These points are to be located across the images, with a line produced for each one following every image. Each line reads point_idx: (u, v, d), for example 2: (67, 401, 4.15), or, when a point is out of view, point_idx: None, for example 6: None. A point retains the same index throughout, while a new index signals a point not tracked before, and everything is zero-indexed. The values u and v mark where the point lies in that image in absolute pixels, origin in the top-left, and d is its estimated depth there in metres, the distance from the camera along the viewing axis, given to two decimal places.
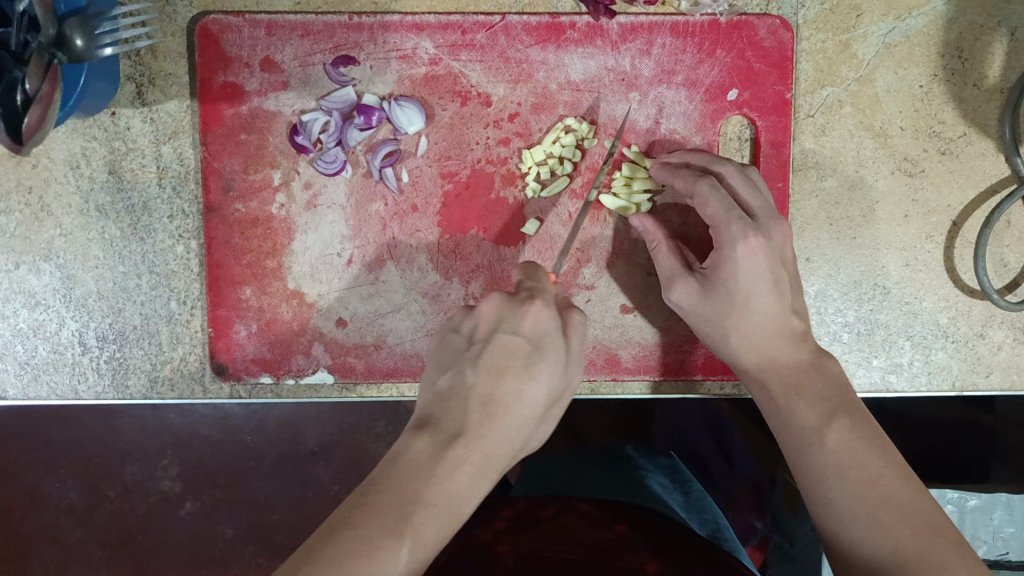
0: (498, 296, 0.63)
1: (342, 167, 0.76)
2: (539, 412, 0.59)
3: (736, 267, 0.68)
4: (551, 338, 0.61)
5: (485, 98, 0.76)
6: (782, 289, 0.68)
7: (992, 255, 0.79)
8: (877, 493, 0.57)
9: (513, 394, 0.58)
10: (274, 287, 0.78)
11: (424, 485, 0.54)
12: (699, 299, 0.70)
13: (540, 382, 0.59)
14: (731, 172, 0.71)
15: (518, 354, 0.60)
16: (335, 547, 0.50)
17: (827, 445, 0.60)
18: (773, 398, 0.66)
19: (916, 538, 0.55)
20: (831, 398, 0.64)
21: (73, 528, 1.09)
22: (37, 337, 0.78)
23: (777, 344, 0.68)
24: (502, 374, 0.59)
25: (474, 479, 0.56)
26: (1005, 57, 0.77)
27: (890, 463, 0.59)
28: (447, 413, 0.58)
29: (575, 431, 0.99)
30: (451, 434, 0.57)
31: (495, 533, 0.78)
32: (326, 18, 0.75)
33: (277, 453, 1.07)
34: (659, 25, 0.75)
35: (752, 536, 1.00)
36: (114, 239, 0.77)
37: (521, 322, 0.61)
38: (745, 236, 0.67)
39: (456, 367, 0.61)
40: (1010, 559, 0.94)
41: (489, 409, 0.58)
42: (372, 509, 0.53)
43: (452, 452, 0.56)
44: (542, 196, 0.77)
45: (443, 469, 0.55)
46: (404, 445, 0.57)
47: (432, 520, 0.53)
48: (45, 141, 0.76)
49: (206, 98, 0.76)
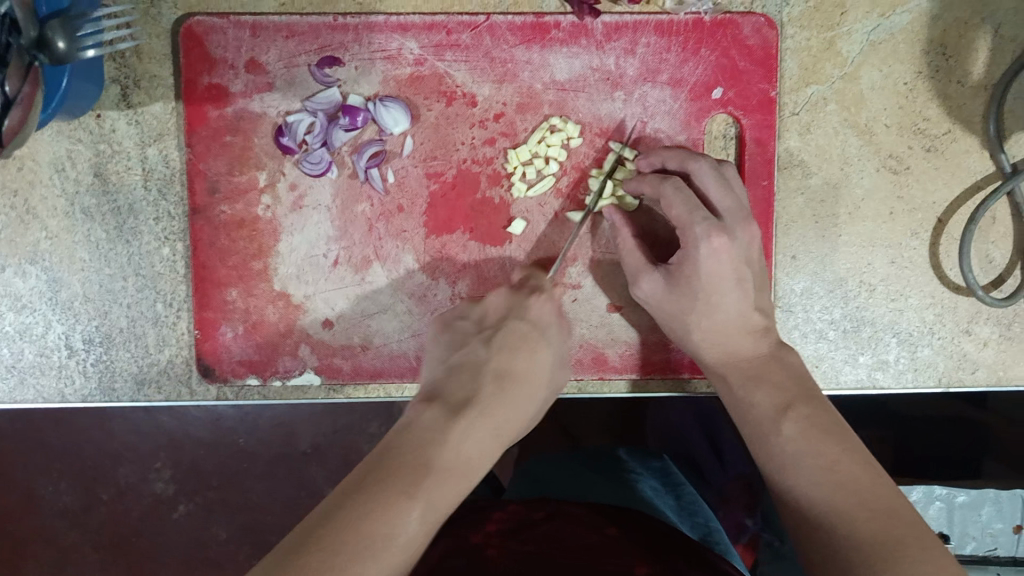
0: (505, 290, 0.71)
1: (327, 167, 0.76)
2: (542, 391, 0.66)
3: (699, 266, 0.69)
4: (553, 328, 0.69)
5: (470, 98, 0.76)
6: (746, 288, 0.69)
7: (977, 252, 0.79)
8: (832, 477, 0.58)
9: (522, 368, 0.64)
10: (260, 288, 0.78)
11: (438, 450, 0.55)
12: (664, 295, 0.71)
13: (543, 364, 0.66)
14: (703, 172, 0.71)
15: (528, 335, 0.67)
16: (351, 511, 0.49)
17: (784, 433, 0.62)
18: (732, 390, 0.68)
19: (872, 521, 0.55)
20: (788, 390, 0.65)
21: (67, 531, 1.08)
22: (24, 340, 0.78)
23: (737, 341, 0.70)
24: (514, 349, 0.65)
25: (485, 447, 0.58)
26: (989, 54, 0.77)
27: (847, 449, 0.60)
28: (458, 386, 0.61)
29: (572, 434, 1.01)
30: (463, 403, 0.60)
31: (487, 535, 0.77)
32: (311, 19, 0.75)
33: (271, 456, 1.07)
34: (644, 24, 0.76)
35: (743, 533, 1.00)
36: (100, 241, 0.77)
37: (529, 309, 0.69)
38: (707, 237, 0.68)
39: (467, 346, 0.66)
40: (998, 555, 0.94)
41: (501, 381, 0.62)
42: (388, 475, 0.52)
43: (463, 419, 0.58)
44: (529, 196, 0.77)
45: (457, 434, 0.56)
46: (414, 416, 0.58)
47: (445, 484, 0.53)
48: (30, 144, 0.76)
49: (191, 100, 0.76)
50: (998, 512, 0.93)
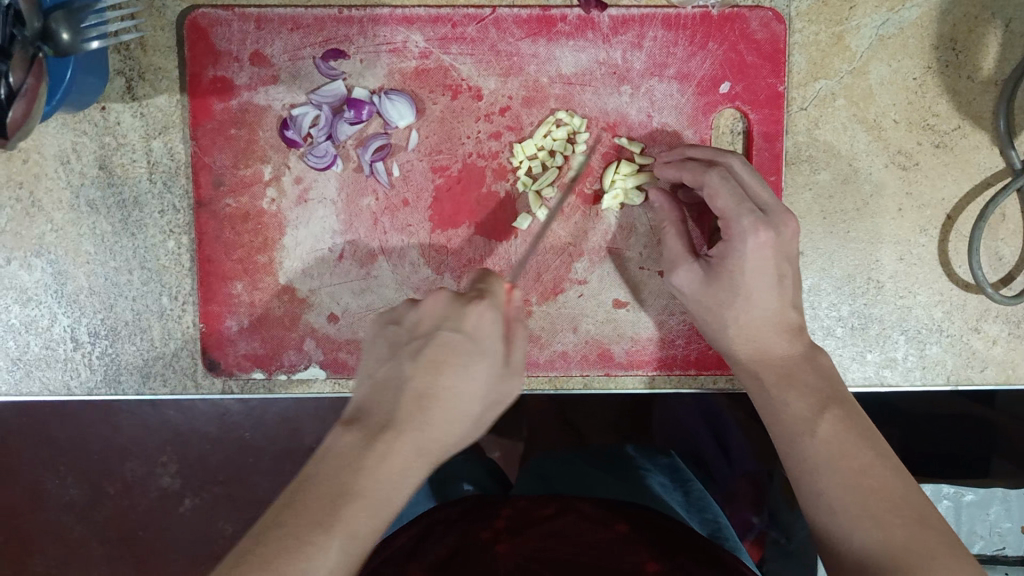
0: (444, 295, 0.60)
1: (332, 161, 0.76)
2: (475, 410, 0.57)
3: (744, 259, 0.68)
4: (492, 339, 0.58)
5: (476, 92, 0.75)
6: (784, 286, 0.68)
7: (987, 249, 0.78)
8: (866, 483, 0.57)
9: (450, 386, 0.56)
10: (265, 282, 0.77)
11: (353, 476, 0.52)
12: (701, 287, 0.71)
13: (477, 380, 0.57)
14: (738, 167, 0.70)
15: (458, 348, 0.57)
16: (264, 549, 0.47)
17: (817, 435, 0.60)
18: (765, 389, 0.66)
19: (906, 528, 0.54)
20: (822, 391, 0.64)
21: (73, 525, 1.09)
22: (29, 333, 0.78)
23: (772, 338, 0.68)
24: (440, 369, 0.56)
25: (404, 469, 0.53)
26: (999, 49, 0.76)
27: (880, 455, 0.59)
28: (381, 405, 0.56)
29: (578, 431, 0.99)
30: (381, 424, 0.55)
31: (494, 531, 0.77)
32: (316, 12, 0.75)
33: (277, 450, 1.06)
34: (650, 18, 0.75)
35: (749, 531, 1.00)
36: (105, 234, 0.77)
37: (464, 320, 0.58)
38: (754, 230, 0.67)
39: (392, 359, 0.59)
40: (1006, 555, 0.95)
41: (426, 401, 0.56)
42: (298, 508, 0.50)
43: (380, 444, 0.54)
44: (534, 190, 0.76)
45: (372, 461, 0.53)
46: (332, 440, 0.55)
47: (362, 513, 0.51)
48: (35, 136, 0.76)
49: (196, 93, 0.76)
50: (1006, 510, 0.94)
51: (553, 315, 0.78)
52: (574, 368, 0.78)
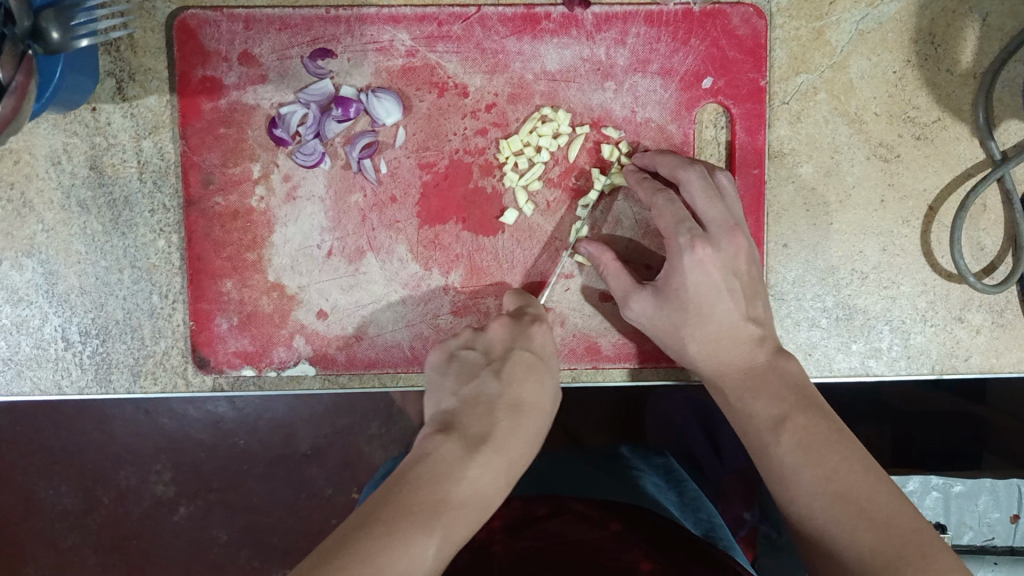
0: (508, 320, 0.71)
1: (320, 159, 0.77)
2: (547, 420, 0.68)
3: (684, 278, 0.70)
4: (554, 357, 0.71)
5: (462, 89, 0.76)
6: (736, 298, 0.70)
7: (969, 239, 0.79)
8: (833, 488, 0.59)
9: (532, 401, 0.67)
10: (255, 279, 0.78)
11: (454, 484, 0.58)
12: (654, 313, 0.71)
13: (549, 393, 0.69)
14: (692, 181, 0.71)
15: (534, 366, 0.69)
16: (369, 538, 0.52)
17: (782, 444, 0.63)
18: (729, 403, 0.68)
19: (873, 531, 0.56)
20: (786, 398, 0.65)
21: (66, 535, 1.09)
22: (21, 333, 0.79)
23: (732, 353, 0.70)
24: (523, 381, 0.68)
25: (499, 480, 0.61)
26: (977, 42, 0.77)
27: (845, 458, 0.61)
28: (472, 420, 0.64)
29: (573, 435, 1.02)
30: (479, 437, 0.63)
31: (489, 531, 0.78)
32: (304, 11, 0.76)
33: (270, 457, 1.07)
34: (633, 15, 0.76)
35: (741, 527, 0.99)
36: (96, 234, 0.78)
37: (533, 340, 0.70)
38: (691, 248, 0.69)
39: (477, 377, 0.68)
40: (995, 546, 0.91)
41: (516, 415, 0.65)
42: (401, 509, 0.55)
43: (481, 454, 0.61)
44: (520, 186, 0.77)
45: (473, 470, 0.60)
46: (430, 448, 0.61)
47: (461, 520, 0.56)
48: (27, 137, 0.77)
49: (185, 93, 0.77)
50: (994, 500, 0.90)
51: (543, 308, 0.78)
52: (562, 362, 0.79)
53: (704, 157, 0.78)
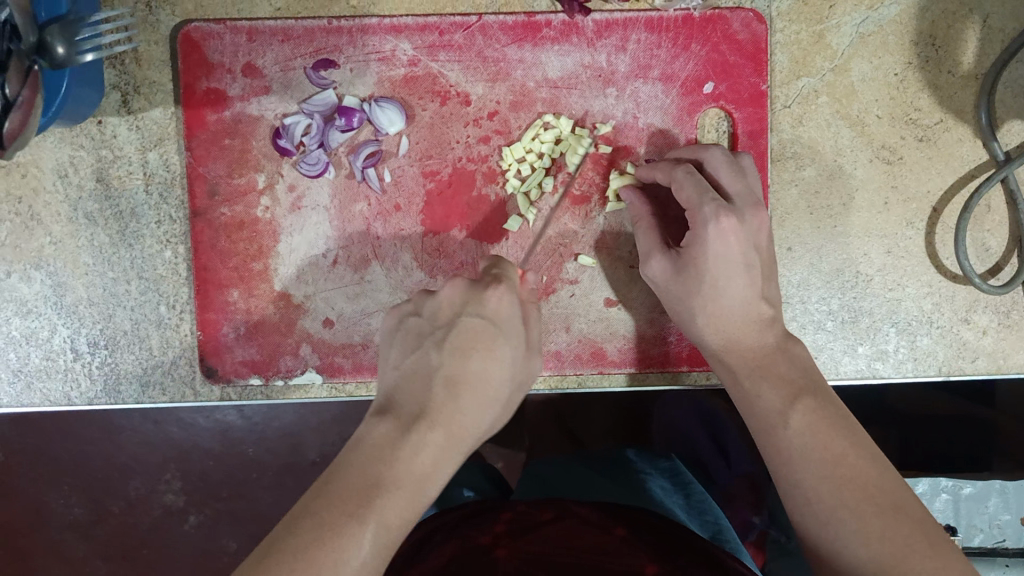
0: (462, 282, 0.66)
1: (324, 168, 0.77)
2: (503, 391, 0.63)
3: (706, 247, 0.68)
4: (512, 321, 0.64)
5: (464, 97, 0.77)
6: (753, 275, 0.69)
7: (973, 240, 0.79)
8: (841, 473, 0.58)
9: (477, 372, 0.62)
10: (261, 289, 0.78)
11: (386, 468, 0.57)
12: (670, 277, 0.71)
13: (503, 362, 0.63)
14: (715, 158, 0.72)
15: (482, 333, 0.63)
16: (302, 534, 0.52)
17: (791, 427, 0.62)
18: (739, 383, 0.67)
19: (880, 517, 0.55)
20: (796, 383, 0.65)
21: (77, 545, 1.10)
22: (30, 344, 0.79)
23: (743, 330, 0.69)
24: (466, 353, 0.63)
25: (437, 459, 0.58)
26: (978, 44, 0.77)
27: (854, 444, 0.60)
28: (412, 397, 0.62)
29: (577, 437, 1.01)
30: (413, 415, 0.60)
31: (494, 535, 0.77)
32: (306, 23, 0.77)
33: (279, 465, 1.07)
34: (633, 21, 0.76)
35: (750, 532, 0.99)
36: (103, 246, 0.78)
37: (485, 305, 0.64)
38: (716, 218, 0.67)
39: (419, 349, 0.65)
40: (1006, 547, 0.96)
41: (455, 388, 0.61)
42: (333, 498, 0.55)
43: (414, 434, 0.59)
44: (522, 192, 0.77)
45: (406, 452, 0.58)
46: (367, 430, 0.60)
47: (395, 504, 0.55)
48: (33, 151, 0.77)
49: (190, 105, 0.77)
50: (1003, 503, 0.95)
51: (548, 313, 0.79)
52: (569, 367, 0.79)
53: None
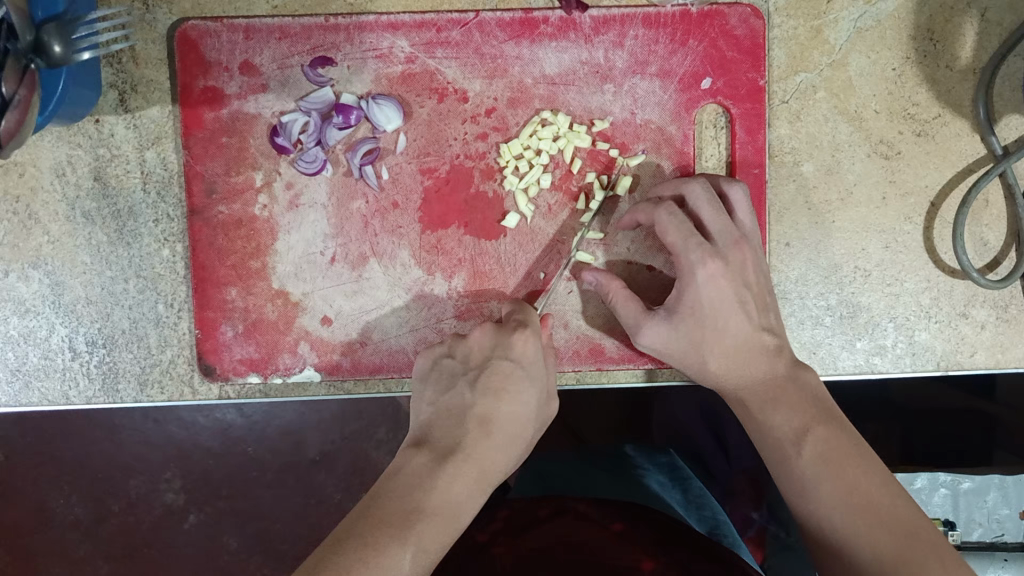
0: (490, 328, 0.71)
1: (322, 166, 0.77)
2: (530, 431, 0.68)
3: (699, 294, 0.69)
4: (538, 365, 0.69)
5: (462, 94, 0.77)
6: (749, 310, 0.69)
7: (971, 235, 0.79)
8: (854, 500, 0.59)
9: (506, 413, 0.67)
10: (259, 286, 0.79)
11: (424, 495, 0.60)
12: (670, 334, 0.71)
13: (528, 403, 0.68)
14: (698, 195, 0.72)
15: (511, 376, 0.68)
16: (347, 554, 0.55)
17: (803, 457, 0.62)
18: (752, 418, 0.67)
19: (896, 542, 0.56)
20: (807, 409, 0.65)
21: (78, 545, 1.09)
22: (29, 344, 0.79)
23: (750, 365, 0.69)
24: (497, 394, 0.67)
25: (470, 490, 0.62)
26: (976, 38, 0.77)
27: (866, 470, 0.61)
28: (445, 433, 0.66)
29: (578, 432, 1.05)
30: (447, 450, 0.64)
31: (491, 535, 0.78)
32: (303, 20, 0.77)
33: (280, 464, 1.08)
34: (631, 17, 0.76)
35: (749, 527, 0.98)
36: (101, 244, 0.78)
37: (513, 347, 0.69)
38: (703, 262, 0.69)
39: (453, 388, 0.69)
40: (1006, 542, 0.92)
41: (486, 427, 0.66)
42: (375, 522, 0.58)
43: (450, 465, 0.63)
44: (519, 188, 0.77)
45: (442, 481, 0.61)
46: (403, 461, 0.63)
47: (432, 530, 0.58)
48: (31, 150, 0.77)
49: (187, 103, 0.77)
50: (1003, 497, 0.91)
51: (545, 310, 0.78)
52: (567, 364, 0.79)
53: (704, 155, 0.79)
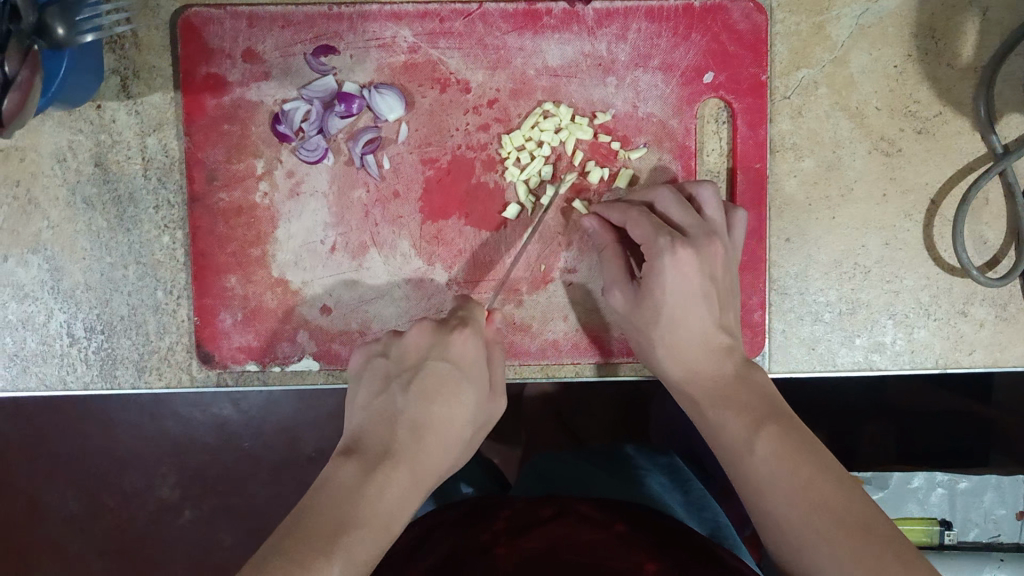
0: (429, 326, 0.68)
1: (323, 155, 0.77)
2: (466, 434, 0.65)
3: (661, 279, 0.69)
4: (476, 365, 0.67)
5: (464, 85, 0.77)
6: (711, 305, 0.69)
7: (971, 233, 0.79)
8: (811, 497, 0.55)
9: (442, 416, 0.63)
10: (259, 275, 0.78)
11: (354, 506, 0.55)
12: (631, 309, 0.72)
13: (466, 405, 0.65)
14: (668, 197, 0.73)
15: (449, 378, 0.65)
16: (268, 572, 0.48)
17: (756, 454, 0.58)
18: (703, 414, 0.65)
19: (851, 540, 0.52)
20: (756, 409, 0.61)
21: (72, 539, 1.09)
22: (27, 329, 0.79)
23: (701, 359, 0.68)
24: (432, 397, 0.64)
25: (403, 496, 0.58)
26: (977, 36, 0.78)
27: (821, 468, 0.56)
28: (377, 438, 0.62)
29: (575, 433, 1.04)
30: (378, 455, 0.60)
31: (495, 533, 0.77)
32: (307, 9, 0.77)
33: (275, 460, 1.07)
34: (634, 11, 0.77)
35: (745, 526, 1.01)
36: (101, 230, 0.78)
37: (451, 348, 0.66)
38: (671, 249, 0.68)
39: (385, 392, 0.65)
40: (1002, 542, 0.91)
41: (419, 431, 0.62)
42: (299, 536, 0.52)
43: (381, 472, 0.58)
44: (521, 180, 0.77)
45: (373, 489, 0.57)
46: (331, 471, 0.58)
47: (363, 540, 0.54)
48: (32, 135, 0.77)
49: (189, 90, 0.77)
50: (1000, 497, 0.90)
51: (545, 302, 0.78)
52: (566, 356, 0.79)
53: (704, 150, 0.79)
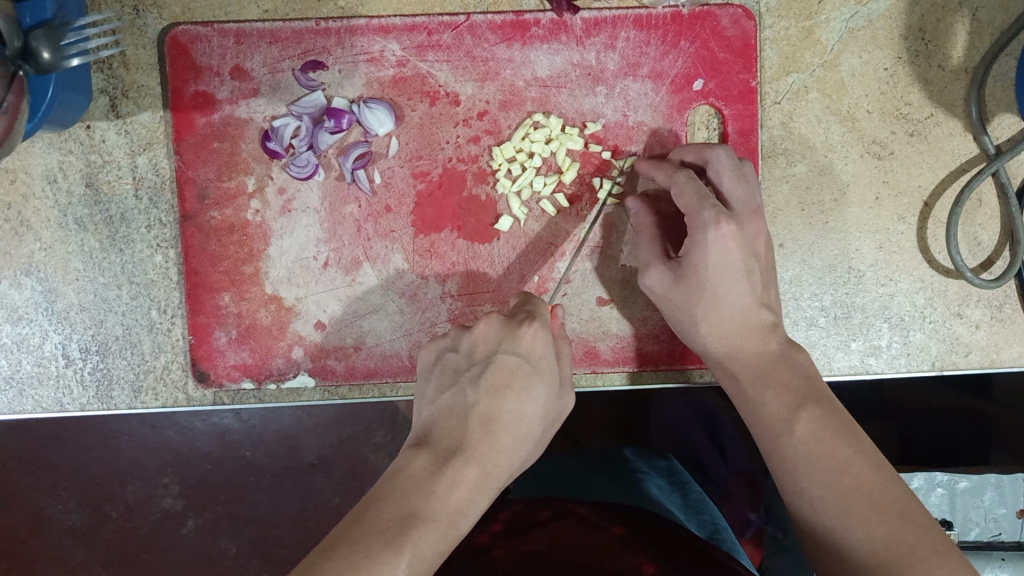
0: (497, 319, 0.67)
1: (314, 170, 0.77)
2: (535, 428, 0.65)
3: (706, 253, 0.68)
4: (546, 360, 0.66)
5: (453, 97, 0.77)
6: (754, 282, 0.69)
7: (965, 234, 0.79)
8: (846, 481, 0.58)
9: (510, 413, 0.64)
10: (252, 292, 0.78)
11: (422, 500, 0.58)
12: (670, 286, 0.71)
13: (536, 401, 0.65)
14: (720, 160, 0.71)
15: (517, 373, 0.65)
16: (338, 560, 0.52)
17: (796, 433, 0.62)
18: (744, 393, 0.67)
19: (885, 525, 0.55)
20: (799, 390, 0.64)
21: (76, 550, 1.09)
22: (22, 351, 0.79)
23: (746, 338, 0.69)
24: (502, 392, 0.64)
25: (471, 495, 0.60)
26: (967, 37, 0.77)
27: (860, 451, 0.59)
28: (447, 433, 0.63)
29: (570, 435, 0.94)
30: (449, 450, 0.62)
31: (490, 535, 0.80)
32: (295, 25, 0.77)
33: (277, 467, 1.07)
34: (623, 19, 0.76)
35: (747, 529, 0.95)
36: (93, 251, 0.78)
37: (520, 343, 0.66)
38: (716, 223, 0.67)
39: (455, 386, 0.66)
40: (1003, 541, 0.92)
41: (490, 425, 0.63)
42: (369, 526, 0.56)
43: (451, 469, 0.60)
44: (513, 192, 0.77)
45: (442, 486, 0.59)
46: (403, 462, 0.61)
47: (430, 536, 0.56)
48: (23, 157, 0.77)
49: (178, 108, 0.77)
50: (999, 496, 0.92)
51: None
52: None
53: None
